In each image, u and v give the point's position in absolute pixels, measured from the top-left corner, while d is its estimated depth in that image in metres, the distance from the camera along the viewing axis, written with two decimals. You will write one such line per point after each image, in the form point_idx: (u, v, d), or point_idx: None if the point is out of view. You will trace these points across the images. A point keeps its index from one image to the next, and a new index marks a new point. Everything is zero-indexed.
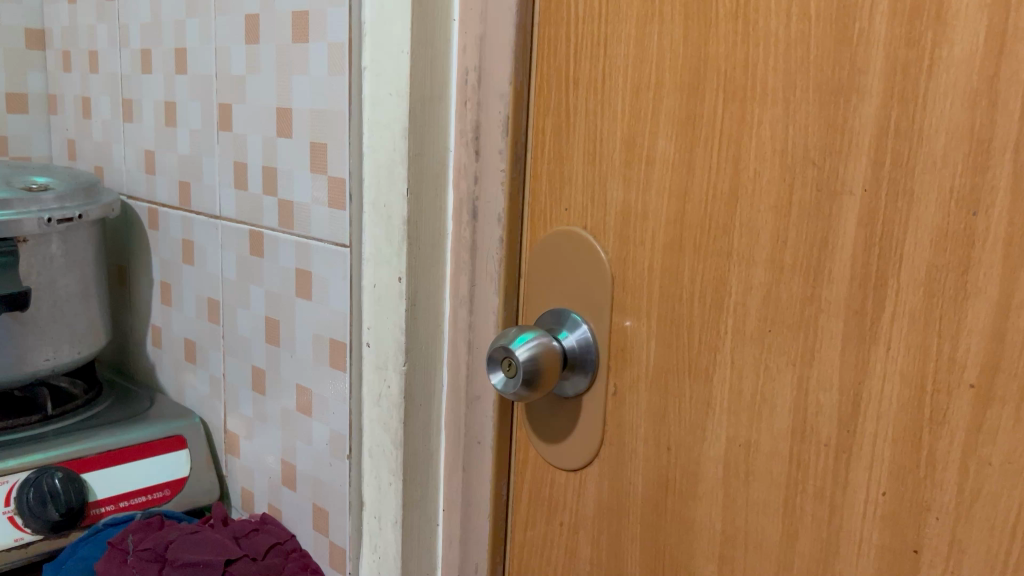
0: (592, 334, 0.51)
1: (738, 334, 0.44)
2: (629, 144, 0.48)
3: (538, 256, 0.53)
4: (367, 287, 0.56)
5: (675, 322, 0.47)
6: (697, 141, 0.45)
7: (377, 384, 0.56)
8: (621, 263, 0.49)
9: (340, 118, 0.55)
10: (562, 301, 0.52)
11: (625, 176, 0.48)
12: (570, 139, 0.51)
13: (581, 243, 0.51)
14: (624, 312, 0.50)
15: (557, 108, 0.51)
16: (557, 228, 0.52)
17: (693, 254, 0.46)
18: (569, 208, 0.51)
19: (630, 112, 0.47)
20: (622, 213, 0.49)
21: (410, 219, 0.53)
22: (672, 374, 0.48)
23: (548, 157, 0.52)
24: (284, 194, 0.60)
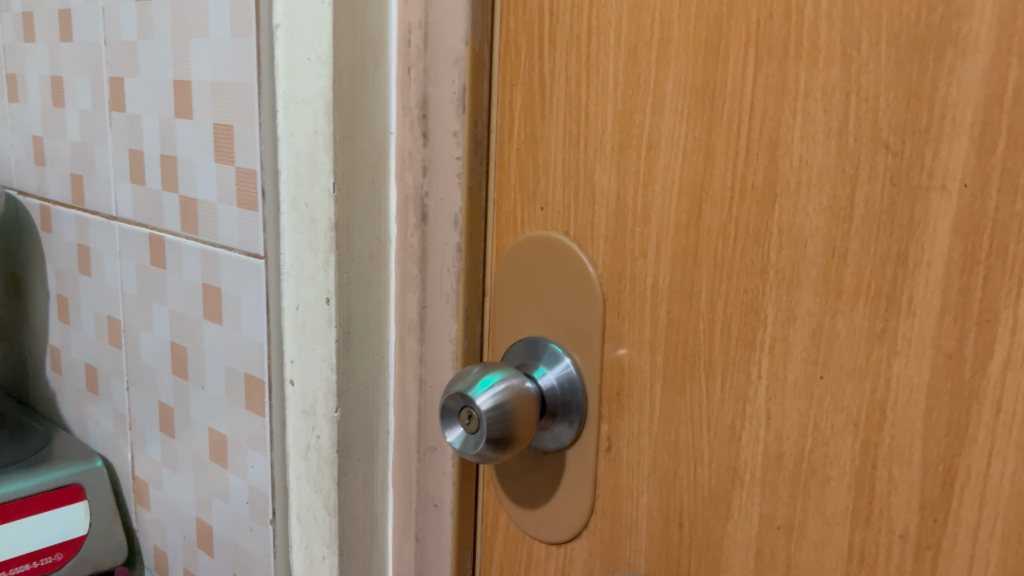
0: (577, 370, 0.39)
1: (776, 378, 0.33)
2: (624, 122, 0.36)
3: (506, 268, 0.41)
4: (288, 310, 0.43)
5: (687, 361, 0.35)
6: (717, 117, 0.33)
7: (303, 433, 0.44)
8: (615, 280, 0.37)
9: (247, 92, 0.43)
10: (538, 329, 0.41)
11: (620, 164, 0.36)
12: (545, 115, 0.38)
13: (561, 255, 0.39)
14: (620, 344, 0.38)
15: (528, 75, 0.39)
16: (529, 234, 0.40)
17: (713, 270, 0.34)
18: (546, 206, 0.39)
19: (625, 79, 0.35)
20: (616, 215, 0.37)
21: (338, 222, 0.40)
22: (685, 428, 0.36)
23: (517, 140, 0.40)
24: (185, 190, 0.48)
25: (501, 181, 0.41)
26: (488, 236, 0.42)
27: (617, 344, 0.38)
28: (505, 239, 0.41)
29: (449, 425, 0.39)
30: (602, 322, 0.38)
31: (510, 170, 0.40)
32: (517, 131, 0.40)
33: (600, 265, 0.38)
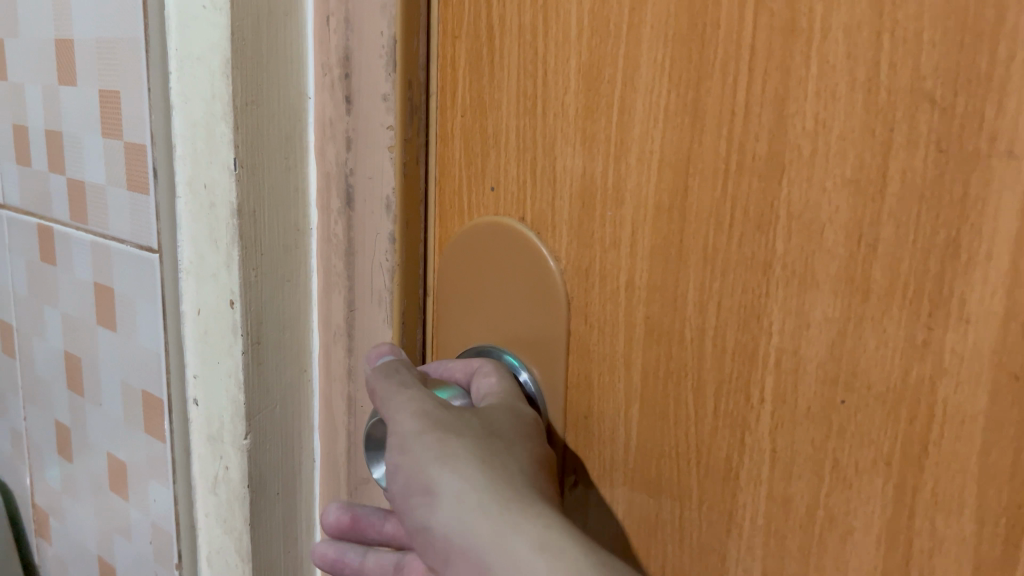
0: (535, 386, 0.32)
1: (782, 402, 0.26)
2: (590, 79, 0.28)
3: (451, 263, 0.34)
4: (188, 315, 0.36)
5: (671, 378, 0.28)
6: (708, 67, 0.25)
7: (210, 463, 0.37)
8: (582, 277, 0.30)
9: (132, 50, 0.35)
10: (487, 336, 0.33)
11: (586, 132, 0.29)
12: (495, 72, 0.31)
13: (516, 246, 0.32)
14: (589, 355, 0.31)
15: (473, 24, 0.31)
16: (477, 220, 0.33)
17: (703, 264, 0.27)
18: (496, 185, 0.32)
19: (590, 24, 0.28)
20: (581, 195, 0.30)
21: (241, 208, 0.33)
22: (667, 461, 0.29)
23: (462, 106, 0.32)
24: (73, 172, 0.40)
25: (444, 156, 0.33)
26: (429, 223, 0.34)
27: (585, 356, 0.31)
28: (448, 228, 0.34)
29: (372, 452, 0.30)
30: (566, 328, 0.31)
31: (455, 142, 0.33)
32: (461, 94, 0.32)
33: (563, 258, 0.31)
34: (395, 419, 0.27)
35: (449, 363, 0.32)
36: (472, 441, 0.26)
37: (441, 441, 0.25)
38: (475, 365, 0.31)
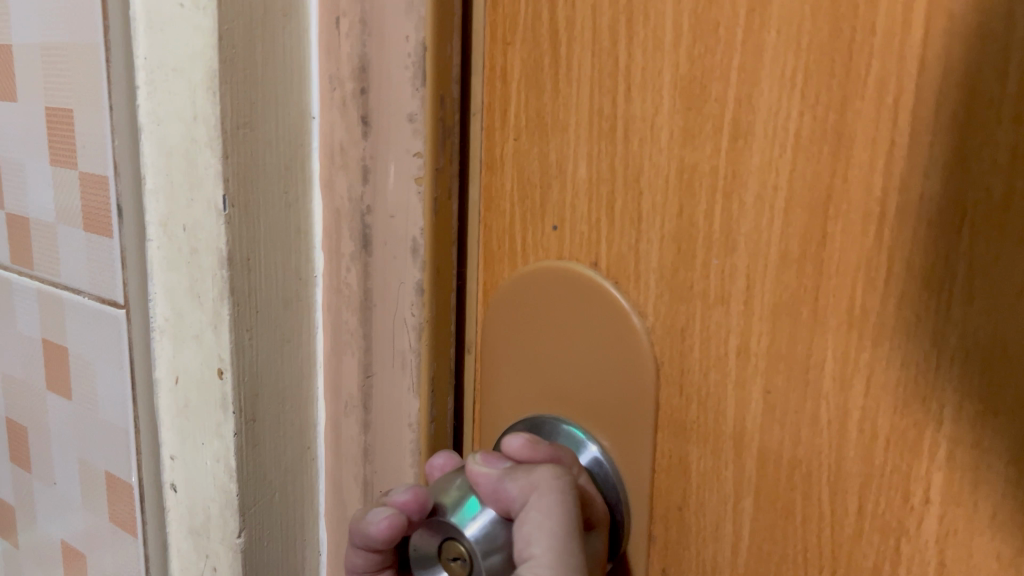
0: (610, 464, 0.24)
1: (954, 504, 0.18)
2: (690, 97, 0.21)
3: (518, 316, 0.26)
4: (163, 384, 0.30)
5: (798, 469, 0.21)
6: (857, 84, 0.18)
7: (192, 562, 0.30)
8: (678, 336, 0.23)
9: (88, 60, 0.28)
10: (564, 408, 0.25)
11: (684, 163, 0.21)
12: (561, 87, 0.24)
13: (584, 293, 0.24)
14: (687, 433, 0.23)
15: (531, 27, 0.24)
16: (541, 265, 0.25)
17: (845, 331, 0.19)
18: (560, 224, 0.25)
19: (689, 27, 0.20)
20: (675, 238, 0.22)
21: (230, 257, 0.26)
22: (790, 566, 0.21)
23: (517, 126, 0.25)
24: (14, 206, 0.33)
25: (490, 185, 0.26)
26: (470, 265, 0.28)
27: (680, 434, 0.23)
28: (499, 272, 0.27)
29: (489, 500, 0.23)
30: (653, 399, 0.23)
31: (506, 170, 0.26)
32: (516, 112, 0.25)
33: (650, 313, 0.23)
34: (540, 554, 0.22)
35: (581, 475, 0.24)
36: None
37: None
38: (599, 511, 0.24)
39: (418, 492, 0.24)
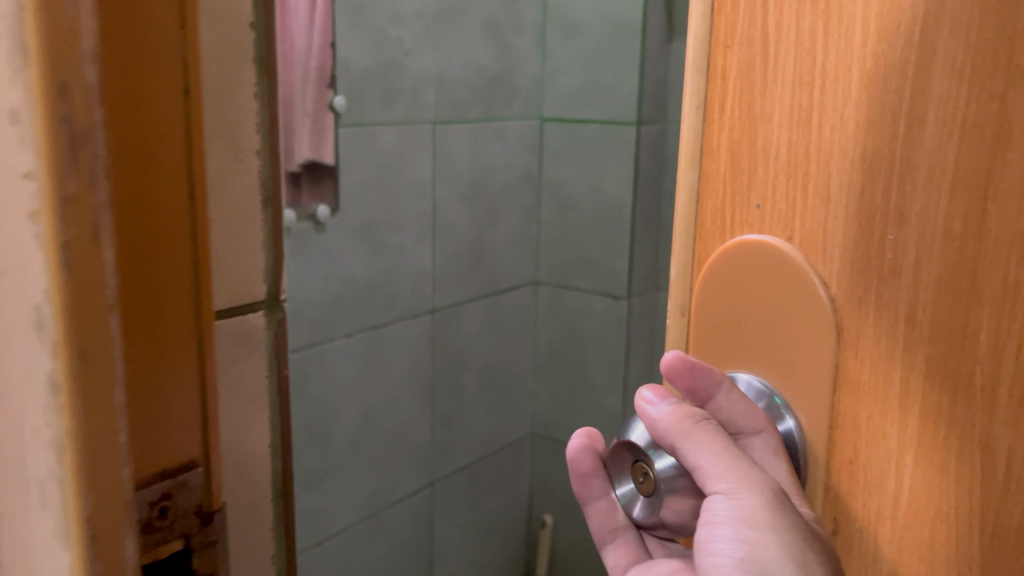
0: (800, 433, 0.26)
1: None
2: (875, 88, 0.22)
3: (711, 290, 0.28)
4: None
5: (954, 429, 0.22)
6: (1020, 74, 0.20)
7: None
8: (856, 307, 0.24)
9: None
10: (749, 367, 0.27)
11: (866, 147, 0.23)
12: (766, 83, 0.25)
13: (781, 265, 0.25)
14: (859, 394, 0.24)
15: (747, 33, 0.25)
16: (739, 237, 0.27)
17: (981, 288, 0.21)
18: (764, 203, 0.26)
19: (874, 37, 0.22)
20: (859, 212, 0.23)
21: None
22: (943, 522, 0.23)
23: (730, 118, 0.26)
24: None
25: (708, 172, 0.27)
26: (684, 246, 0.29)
27: (852, 397, 0.24)
28: (713, 245, 0.28)
29: (651, 430, 0.27)
30: (834, 360, 0.24)
31: (720, 157, 0.27)
32: (731, 107, 0.26)
33: (833, 285, 0.24)
34: (712, 473, 0.26)
35: (736, 406, 0.27)
36: (800, 528, 0.25)
37: (764, 519, 0.26)
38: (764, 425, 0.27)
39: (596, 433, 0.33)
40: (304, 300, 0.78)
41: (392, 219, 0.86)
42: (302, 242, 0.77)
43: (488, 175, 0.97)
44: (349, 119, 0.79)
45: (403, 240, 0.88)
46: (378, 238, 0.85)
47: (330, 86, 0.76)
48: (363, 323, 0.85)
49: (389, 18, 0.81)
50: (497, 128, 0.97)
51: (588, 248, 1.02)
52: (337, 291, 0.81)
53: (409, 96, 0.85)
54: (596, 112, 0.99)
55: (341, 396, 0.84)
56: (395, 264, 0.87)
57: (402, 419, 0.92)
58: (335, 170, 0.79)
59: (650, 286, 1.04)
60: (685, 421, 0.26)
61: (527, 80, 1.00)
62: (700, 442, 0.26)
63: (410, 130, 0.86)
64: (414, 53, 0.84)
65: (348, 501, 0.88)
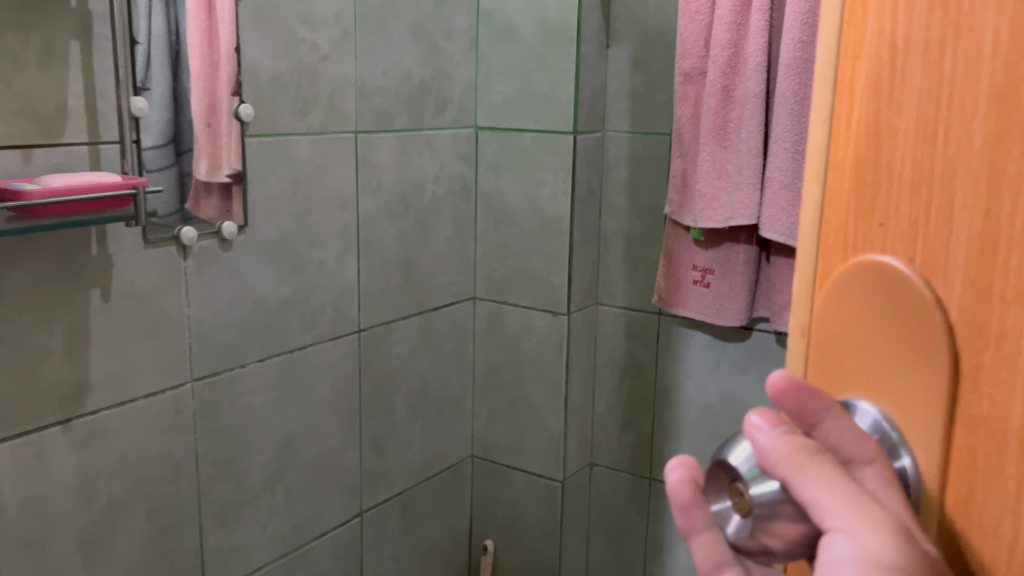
0: (920, 478, 0.18)
1: None
2: (1004, 99, 0.15)
3: (835, 305, 0.21)
4: None
5: None
6: None
7: None
8: (976, 335, 0.16)
9: None
10: (873, 399, 0.19)
11: (994, 164, 0.15)
12: (892, 96, 0.18)
13: (899, 250, 0.18)
14: (984, 433, 0.16)
15: (874, 41, 0.19)
16: (861, 242, 0.20)
17: None
18: (886, 221, 0.19)
19: (1008, 47, 0.15)
20: (983, 228, 0.16)
21: None
22: None
23: (855, 133, 0.19)
24: None
25: (834, 189, 0.20)
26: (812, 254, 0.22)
27: (980, 437, 0.16)
28: (835, 263, 0.21)
29: (756, 456, 0.20)
30: (947, 392, 0.17)
31: (845, 172, 0.20)
32: (857, 122, 0.19)
33: (951, 300, 0.17)
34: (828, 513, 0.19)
35: (852, 437, 0.19)
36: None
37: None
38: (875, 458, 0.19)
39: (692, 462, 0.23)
40: (212, 323, 0.71)
41: (311, 235, 0.79)
42: (204, 260, 0.70)
43: (418, 186, 0.91)
44: (256, 128, 0.72)
45: (323, 257, 0.80)
46: (293, 255, 0.77)
47: (236, 92, 0.70)
48: (279, 347, 0.78)
49: (300, 21, 0.75)
50: (427, 138, 0.91)
51: (527, 262, 0.98)
52: (248, 312, 0.74)
53: (326, 104, 0.79)
54: (531, 120, 0.94)
55: (257, 426, 0.77)
56: (316, 281, 0.80)
57: (327, 447, 0.84)
58: (244, 182, 0.72)
59: (591, 299, 1.01)
60: (799, 449, 0.19)
61: (459, 87, 0.95)
62: (809, 477, 0.19)
63: (327, 142, 0.79)
64: (331, 59, 0.78)
65: (265, 538, 0.80)
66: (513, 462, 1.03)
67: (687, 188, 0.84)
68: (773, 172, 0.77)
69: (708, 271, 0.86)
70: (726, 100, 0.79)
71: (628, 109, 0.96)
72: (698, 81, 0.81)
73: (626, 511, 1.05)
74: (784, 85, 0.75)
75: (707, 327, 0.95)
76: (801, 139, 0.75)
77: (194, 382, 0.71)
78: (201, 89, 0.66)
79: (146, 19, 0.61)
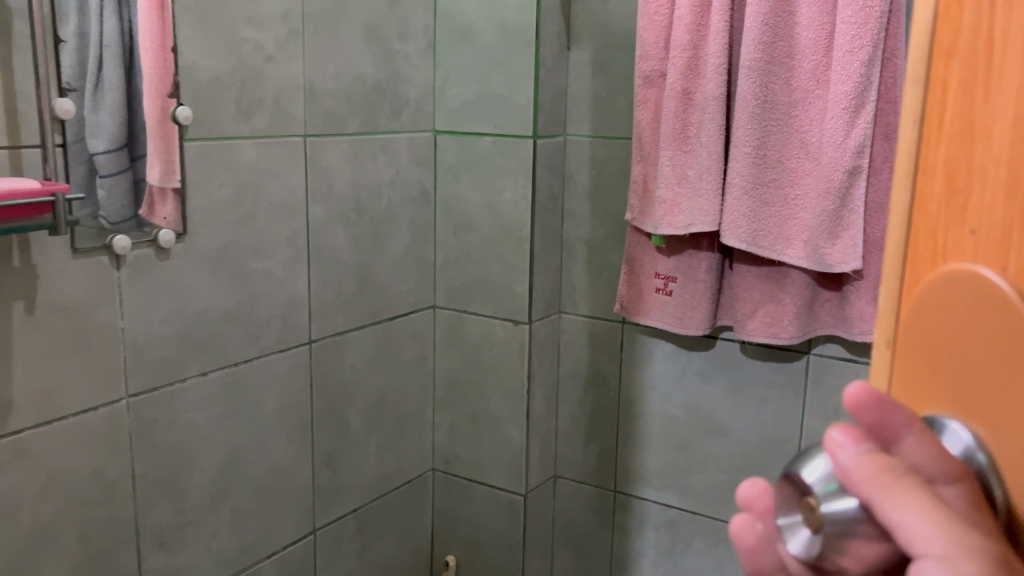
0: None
1: None
2: None
3: (922, 316, 0.18)
4: None
5: None
6: None
7: None
8: None
9: None
10: (966, 418, 0.17)
11: None
12: (993, 92, 0.16)
13: (1003, 253, 0.16)
14: None
15: (975, 28, 0.17)
16: (954, 248, 0.17)
17: None
18: (981, 225, 0.17)
19: None
20: None
21: None
22: None
23: (949, 135, 0.18)
24: None
25: (924, 196, 0.18)
26: (893, 265, 0.19)
27: None
28: (921, 270, 0.19)
29: (835, 472, 0.18)
30: None
31: (936, 175, 0.18)
32: (952, 122, 0.17)
33: None
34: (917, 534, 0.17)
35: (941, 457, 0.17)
36: None
37: None
38: (967, 481, 0.17)
39: (759, 484, 0.23)
40: (148, 337, 0.68)
41: (256, 243, 0.76)
42: (139, 271, 0.66)
43: (373, 192, 0.88)
44: (196, 132, 0.69)
45: (269, 265, 0.77)
46: (237, 263, 0.74)
47: (173, 94, 0.67)
48: (223, 360, 0.75)
49: (243, 20, 0.72)
50: (381, 142, 0.88)
51: (487, 270, 0.95)
52: (188, 325, 0.71)
53: (272, 107, 0.75)
54: (490, 124, 0.91)
55: (198, 443, 0.74)
56: (261, 291, 0.77)
57: (275, 463, 0.81)
58: (183, 190, 0.69)
59: (554, 307, 0.98)
60: (883, 469, 0.17)
61: (416, 89, 0.92)
62: (897, 495, 0.17)
63: (273, 146, 0.76)
64: (276, 60, 0.75)
65: (209, 560, 0.76)
66: (475, 476, 1.00)
67: (647, 194, 0.82)
68: (733, 177, 0.75)
69: (670, 279, 0.84)
70: (686, 103, 0.76)
71: (590, 113, 0.93)
72: (659, 83, 0.79)
73: (591, 525, 1.02)
74: (745, 88, 0.72)
75: (670, 336, 0.93)
76: (762, 144, 0.73)
77: (130, 398, 0.67)
78: (156, 90, 0.65)
79: (98, 21, 0.60)
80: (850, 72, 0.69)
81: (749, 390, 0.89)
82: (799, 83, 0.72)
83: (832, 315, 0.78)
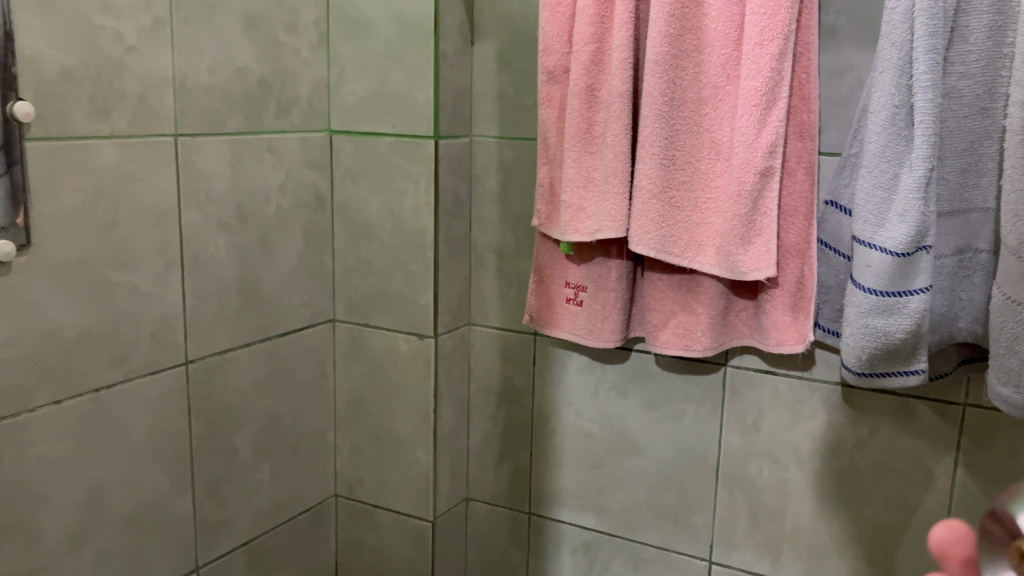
0: None
1: None
2: None
3: None
4: None
5: None
6: None
7: None
8: None
9: None
10: None
11: None
12: None
13: None
14: None
15: None
16: None
17: None
18: None
19: None
20: None
21: None
22: None
23: None
24: None
25: None
26: None
27: None
28: None
29: None
30: None
31: None
32: None
33: None
34: None
35: None
36: None
37: None
38: None
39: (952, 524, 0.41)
40: None
41: (118, 254, 0.68)
42: None
43: (259, 197, 0.81)
44: (41, 130, 0.62)
45: (135, 280, 0.70)
46: (95, 278, 0.67)
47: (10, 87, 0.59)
48: (81, 385, 0.67)
49: (97, 5, 0.64)
50: (268, 143, 0.81)
51: (389, 280, 0.89)
52: (35, 348, 0.63)
53: (136, 103, 0.68)
54: (389, 123, 0.85)
55: (52, 479, 0.66)
56: (126, 308, 0.70)
57: (148, 497, 0.74)
58: (24, 195, 0.61)
59: (463, 319, 0.92)
60: None
61: (308, 86, 0.85)
62: None
63: (136, 147, 0.68)
64: (139, 51, 0.68)
65: None
66: (380, 501, 0.94)
67: (554, 198, 0.77)
68: (640, 180, 0.70)
69: (580, 288, 0.79)
70: (591, 100, 0.71)
71: (496, 112, 0.88)
72: (563, 80, 0.73)
73: (505, 549, 0.96)
74: (652, 84, 0.68)
75: (584, 348, 0.87)
76: (671, 144, 0.69)
77: None
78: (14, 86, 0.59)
79: None
80: (760, 67, 0.64)
81: (666, 405, 0.84)
82: (708, 78, 0.67)
83: (747, 325, 0.74)
